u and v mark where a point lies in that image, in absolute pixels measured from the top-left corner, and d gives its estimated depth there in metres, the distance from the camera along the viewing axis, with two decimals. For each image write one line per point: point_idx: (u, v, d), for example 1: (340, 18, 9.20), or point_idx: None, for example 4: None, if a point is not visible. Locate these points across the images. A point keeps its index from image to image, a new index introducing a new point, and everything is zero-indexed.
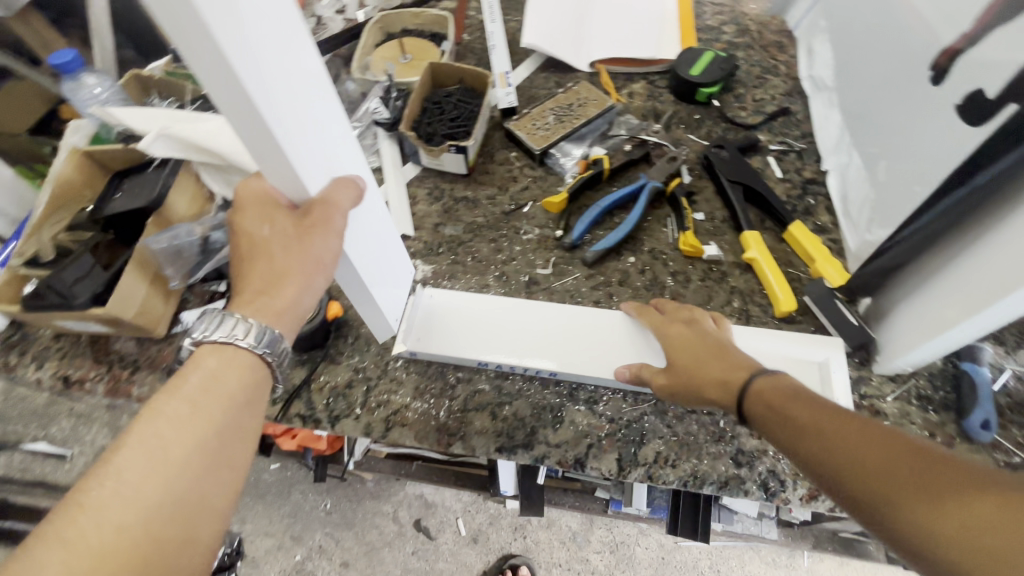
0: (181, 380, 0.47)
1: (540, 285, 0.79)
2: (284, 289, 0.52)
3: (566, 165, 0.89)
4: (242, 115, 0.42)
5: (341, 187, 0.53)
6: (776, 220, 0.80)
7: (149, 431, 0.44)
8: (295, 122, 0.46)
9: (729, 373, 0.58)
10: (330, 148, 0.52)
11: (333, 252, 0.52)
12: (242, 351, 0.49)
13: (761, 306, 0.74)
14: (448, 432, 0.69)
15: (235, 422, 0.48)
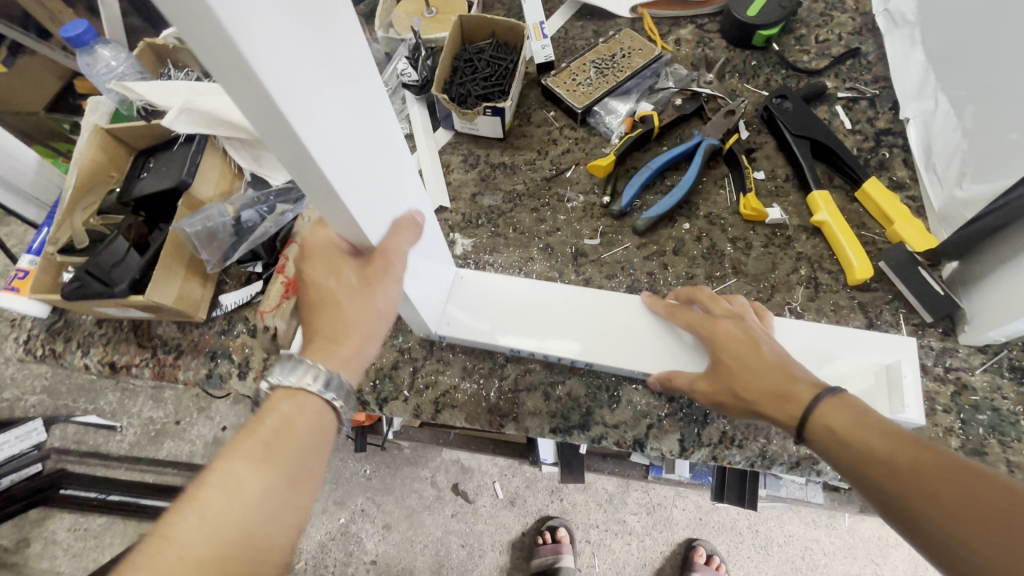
0: (257, 423, 0.46)
1: (588, 256, 0.74)
2: (350, 338, 0.49)
3: (611, 124, 0.82)
4: (288, 152, 0.34)
5: (402, 231, 0.48)
6: (847, 177, 0.73)
7: (228, 473, 0.43)
8: (349, 157, 0.38)
9: (789, 386, 0.52)
10: (385, 177, 0.45)
11: (393, 302, 0.49)
12: (314, 397, 0.48)
13: (831, 274, 0.68)
14: (500, 414, 0.66)
15: (306, 466, 0.46)
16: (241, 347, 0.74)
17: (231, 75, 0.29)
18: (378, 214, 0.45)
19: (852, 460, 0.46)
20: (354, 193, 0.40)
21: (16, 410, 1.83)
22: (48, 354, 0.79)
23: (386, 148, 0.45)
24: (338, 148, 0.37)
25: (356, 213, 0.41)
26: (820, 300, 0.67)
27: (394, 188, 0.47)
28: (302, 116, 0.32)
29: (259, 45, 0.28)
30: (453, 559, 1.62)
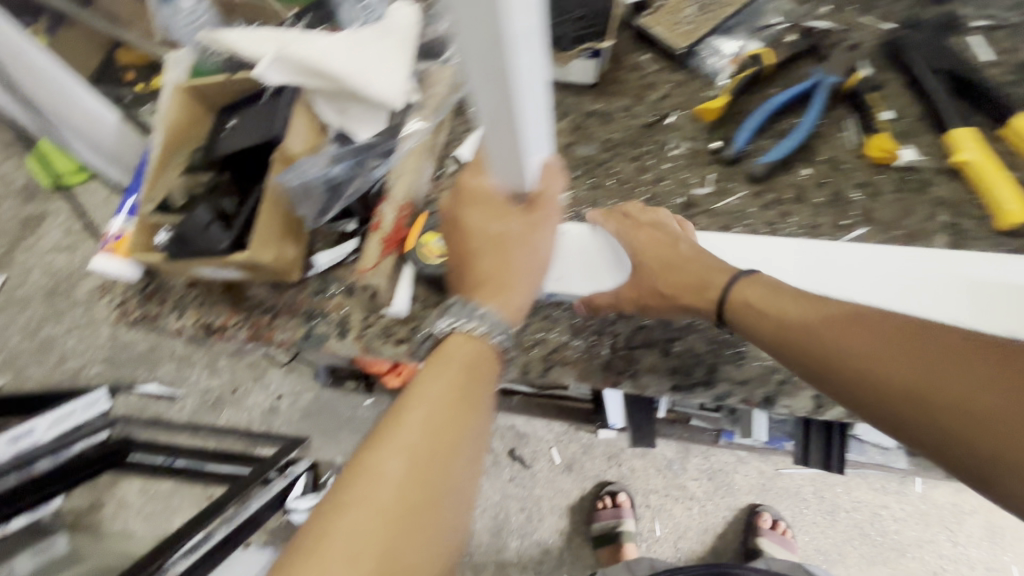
0: (439, 370, 0.51)
1: (699, 207, 0.70)
2: (517, 286, 0.55)
3: (717, 65, 0.77)
4: (480, 36, 0.35)
5: (551, 175, 0.54)
6: (991, 113, 0.66)
7: (423, 417, 0.48)
8: (531, 75, 0.40)
9: (707, 279, 0.60)
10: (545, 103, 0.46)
11: (547, 251, 0.57)
12: (486, 342, 0.53)
13: (975, 219, 0.63)
14: (616, 371, 0.64)
15: (475, 404, 0.51)
16: (339, 307, 0.73)
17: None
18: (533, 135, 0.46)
19: (811, 345, 0.50)
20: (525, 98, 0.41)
21: (80, 380, 1.88)
22: (142, 318, 0.79)
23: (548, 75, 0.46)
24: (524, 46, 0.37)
25: (519, 120, 0.42)
26: (963, 248, 0.62)
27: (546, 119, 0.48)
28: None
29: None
30: (512, 523, 1.63)
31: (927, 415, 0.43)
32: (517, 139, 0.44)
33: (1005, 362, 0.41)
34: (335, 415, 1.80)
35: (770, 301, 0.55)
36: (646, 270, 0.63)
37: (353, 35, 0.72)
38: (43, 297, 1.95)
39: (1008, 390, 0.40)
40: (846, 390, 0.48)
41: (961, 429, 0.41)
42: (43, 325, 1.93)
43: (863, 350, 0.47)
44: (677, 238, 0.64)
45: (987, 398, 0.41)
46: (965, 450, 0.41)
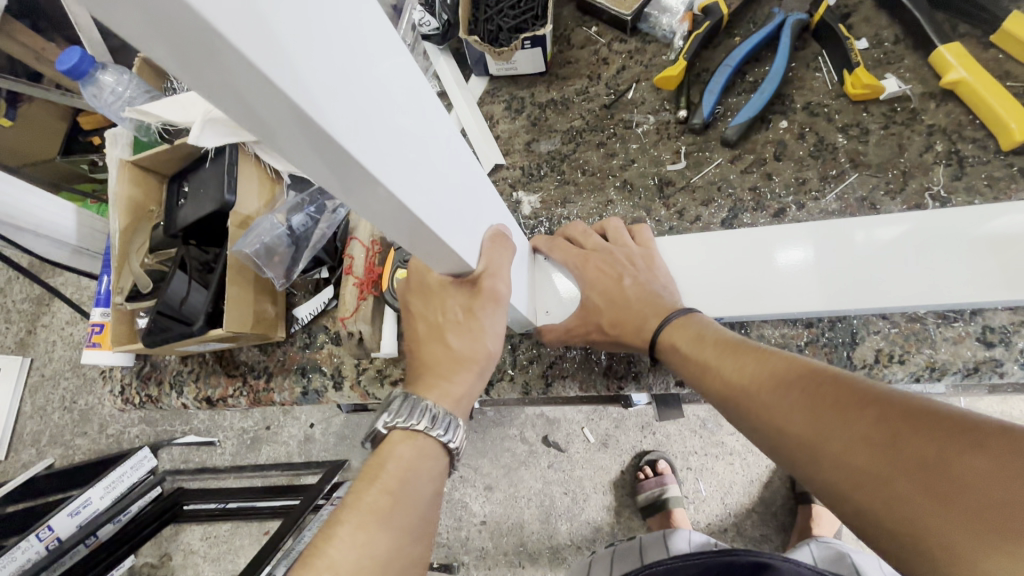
0: (379, 472, 0.47)
1: (676, 184, 0.66)
2: (466, 369, 0.51)
3: (669, 25, 0.70)
4: (360, 192, 0.32)
5: (494, 249, 0.47)
6: (978, 20, 0.60)
7: (360, 525, 0.44)
8: (406, 165, 0.33)
9: (650, 314, 0.57)
10: (464, 191, 0.42)
11: (500, 331, 0.50)
12: (431, 439, 0.49)
13: (975, 142, 0.58)
14: (617, 375, 0.61)
15: (432, 471, 0.49)
16: (330, 358, 0.72)
17: (290, 127, 0.26)
18: (463, 231, 0.42)
19: (725, 378, 0.50)
20: (436, 215, 0.37)
21: (123, 443, 1.89)
22: (145, 401, 0.79)
23: (459, 160, 0.41)
24: (415, 172, 0.34)
25: (421, 217, 0.35)
26: (967, 178, 0.57)
27: (473, 199, 0.44)
28: (369, 146, 0.29)
29: (313, 87, 0.25)
30: (559, 508, 1.64)
31: (836, 477, 0.40)
32: (428, 231, 0.37)
33: (895, 421, 0.38)
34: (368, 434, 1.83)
35: (685, 339, 0.53)
36: (591, 306, 0.60)
37: None
38: (70, 370, 1.92)
39: (884, 454, 0.37)
40: (775, 448, 0.45)
41: (862, 494, 0.38)
42: (78, 397, 1.91)
43: (767, 389, 0.46)
44: (622, 271, 0.60)
45: (880, 461, 0.37)
46: (871, 521, 0.37)
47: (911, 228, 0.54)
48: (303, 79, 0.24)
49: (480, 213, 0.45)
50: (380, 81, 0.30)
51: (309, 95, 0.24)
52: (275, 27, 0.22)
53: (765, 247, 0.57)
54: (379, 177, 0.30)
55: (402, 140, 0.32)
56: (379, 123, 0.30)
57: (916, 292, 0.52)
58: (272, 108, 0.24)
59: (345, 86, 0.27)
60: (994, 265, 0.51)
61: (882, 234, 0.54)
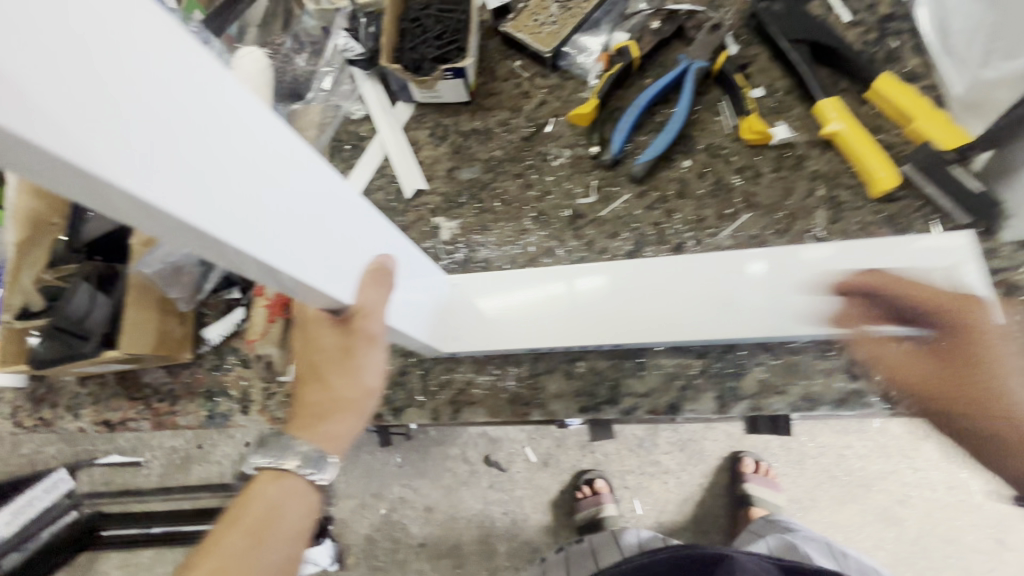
0: (244, 513, 0.49)
1: (586, 217, 0.68)
2: (349, 412, 0.49)
3: (585, 64, 0.74)
4: (193, 238, 0.28)
5: (371, 285, 0.44)
6: (855, 78, 0.66)
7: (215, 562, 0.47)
8: (254, 213, 0.29)
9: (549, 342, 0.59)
10: (332, 224, 0.38)
11: (380, 369, 0.49)
12: (297, 479, 0.50)
13: (851, 190, 0.62)
14: (523, 402, 0.62)
15: (299, 511, 0.50)
16: (238, 381, 0.70)
17: (51, 166, 0.21)
18: (327, 267, 0.38)
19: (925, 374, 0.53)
20: (298, 260, 0.34)
21: (38, 464, 1.76)
22: (39, 424, 0.74)
23: (327, 186, 0.37)
24: (256, 217, 0.30)
25: (276, 266, 0.32)
26: (841, 222, 0.61)
27: (343, 232, 0.40)
28: (177, 192, 0.25)
29: (103, 142, 0.21)
30: (499, 528, 1.64)
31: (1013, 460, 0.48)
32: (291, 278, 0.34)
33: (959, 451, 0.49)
34: None
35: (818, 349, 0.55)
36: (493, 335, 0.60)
37: None
38: None
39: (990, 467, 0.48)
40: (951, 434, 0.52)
41: None
42: None
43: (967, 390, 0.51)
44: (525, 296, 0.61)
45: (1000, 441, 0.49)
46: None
47: (787, 265, 0.59)
48: (44, 119, 0.19)
49: (353, 245, 0.41)
50: (201, 110, 0.25)
51: (95, 151, 0.21)
52: (34, 78, 0.19)
53: (660, 278, 0.61)
54: (196, 227, 0.26)
55: (237, 177, 0.28)
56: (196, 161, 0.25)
57: (788, 323, 0.56)
58: (50, 163, 0.21)
59: (130, 124, 0.22)
60: (856, 302, 0.56)
61: (759, 269, 0.59)
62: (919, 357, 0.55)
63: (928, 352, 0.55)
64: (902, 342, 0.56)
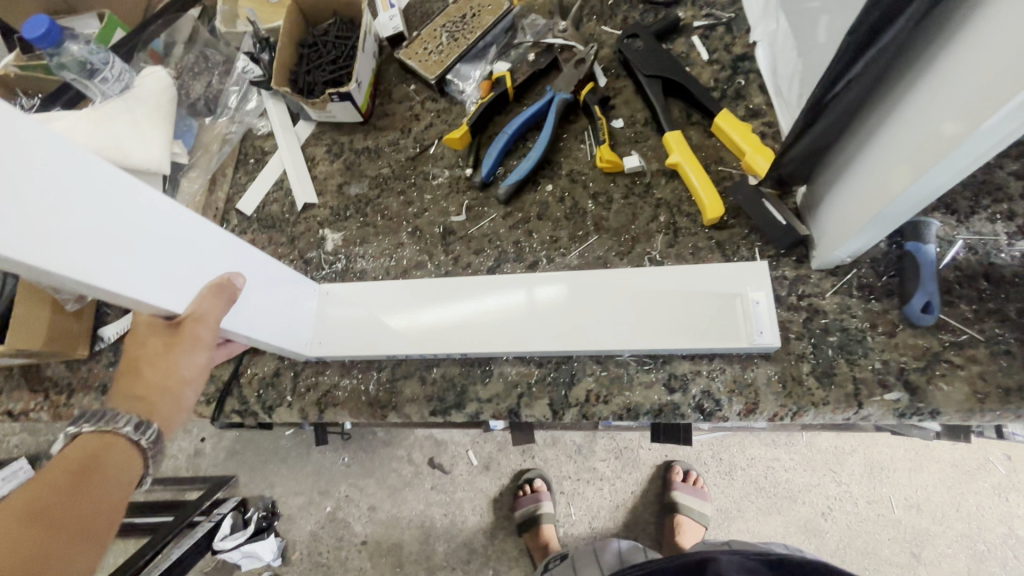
0: (56, 465, 0.47)
1: (456, 234, 0.73)
2: (169, 399, 0.52)
3: (468, 91, 0.79)
4: None
5: (209, 295, 0.50)
6: (703, 113, 0.71)
7: (30, 503, 0.44)
8: (33, 227, 0.35)
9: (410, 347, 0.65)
10: (155, 241, 0.44)
11: (205, 364, 0.52)
12: (121, 439, 0.49)
13: (690, 216, 0.68)
14: (380, 405, 0.67)
15: (106, 479, 0.48)
16: None
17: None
18: (152, 278, 0.44)
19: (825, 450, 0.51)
20: (97, 270, 0.39)
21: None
22: None
23: (148, 208, 0.44)
24: (47, 227, 0.36)
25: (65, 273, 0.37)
26: (677, 246, 0.66)
27: (172, 248, 0.46)
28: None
29: None
30: (438, 528, 1.68)
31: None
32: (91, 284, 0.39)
33: None
34: (259, 450, 1.83)
35: None
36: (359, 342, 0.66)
37: (99, 111, 0.75)
38: None
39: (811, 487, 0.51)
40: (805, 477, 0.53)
41: None
42: None
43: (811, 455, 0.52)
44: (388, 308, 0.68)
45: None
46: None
47: (618, 281, 0.63)
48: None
49: (184, 259, 0.48)
50: None
51: None
52: None
53: (508, 292, 0.66)
54: None
55: (25, 194, 0.35)
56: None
57: (612, 337, 0.61)
58: None
59: None
60: (672, 319, 0.60)
61: (593, 287, 0.64)
62: (728, 373, 0.60)
63: (737, 369, 0.60)
64: (715, 359, 0.61)
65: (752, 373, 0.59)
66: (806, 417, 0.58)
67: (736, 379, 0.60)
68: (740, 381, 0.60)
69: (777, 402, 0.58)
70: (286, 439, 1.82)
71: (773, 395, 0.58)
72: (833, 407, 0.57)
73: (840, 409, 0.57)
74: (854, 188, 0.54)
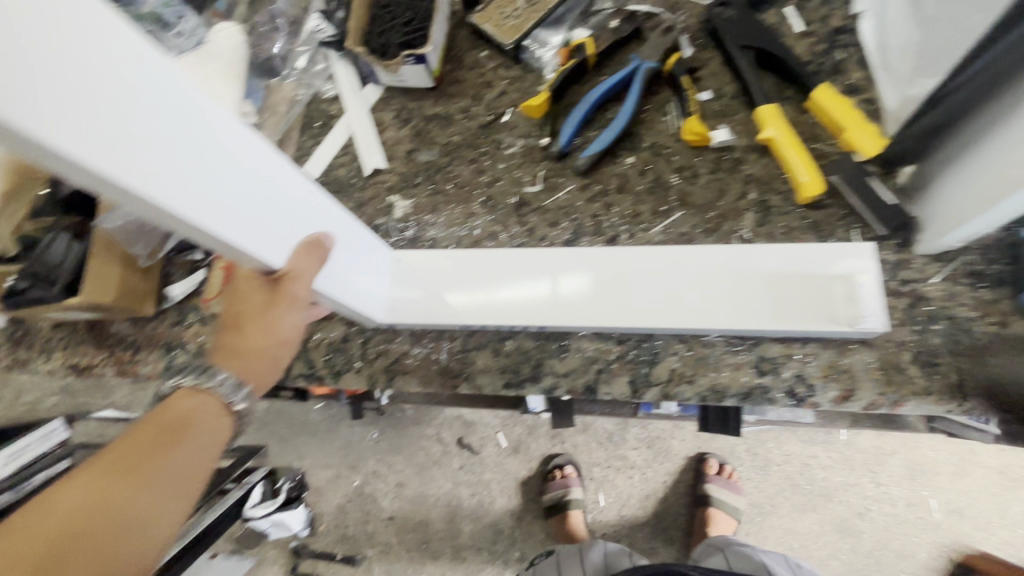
0: (156, 416, 0.49)
1: (531, 205, 0.71)
2: (267, 358, 0.52)
3: (545, 58, 0.77)
4: (111, 190, 0.33)
5: (303, 253, 0.49)
6: (798, 87, 0.67)
7: (124, 454, 0.47)
8: (166, 172, 0.34)
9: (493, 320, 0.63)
10: (260, 193, 0.43)
11: (302, 325, 0.52)
12: (213, 397, 0.50)
13: (781, 194, 0.65)
14: (452, 374, 0.66)
15: (195, 439, 0.49)
16: (196, 336, 0.75)
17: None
18: (256, 231, 0.43)
19: None
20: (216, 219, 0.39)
21: (37, 411, 1.84)
22: (14, 363, 0.80)
23: (255, 157, 0.42)
24: (177, 173, 0.35)
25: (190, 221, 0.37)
26: (768, 224, 0.64)
27: (277, 202, 0.46)
28: (90, 143, 0.30)
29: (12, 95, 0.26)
30: (465, 508, 1.67)
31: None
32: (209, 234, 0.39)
33: None
34: (290, 422, 1.85)
35: None
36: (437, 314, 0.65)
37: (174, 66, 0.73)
38: None
39: None
40: None
41: None
42: None
43: None
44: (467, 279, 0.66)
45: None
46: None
47: (706, 258, 0.61)
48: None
49: (286, 215, 0.47)
50: (126, 88, 0.31)
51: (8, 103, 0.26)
52: None
53: (590, 264, 0.64)
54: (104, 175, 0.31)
55: (157, 137, 0.34)
56: (119, 123, 0.31)
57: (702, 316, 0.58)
58: None
59: (58, 97, 0.28)
60: (767, 300, 0.57)
61: (681, 265, 0.61)
62: (823, 357, 0.57)
63: (832, 354, 0.57)
64: (809, 343, 0.58)
65: (849, 359, 0.57)
66: (905, 407, 0.55)
67: (831, 365, 0.57)
68: (836, 366, 0.57)
69: (875, 389, 0.56)
70: (317, 413, 1.82)
71: (872, 382, 0.56)
72: (937, 399, 0.54)
73: (945, 400, 0.54)
74: (977, 171, 0.50)
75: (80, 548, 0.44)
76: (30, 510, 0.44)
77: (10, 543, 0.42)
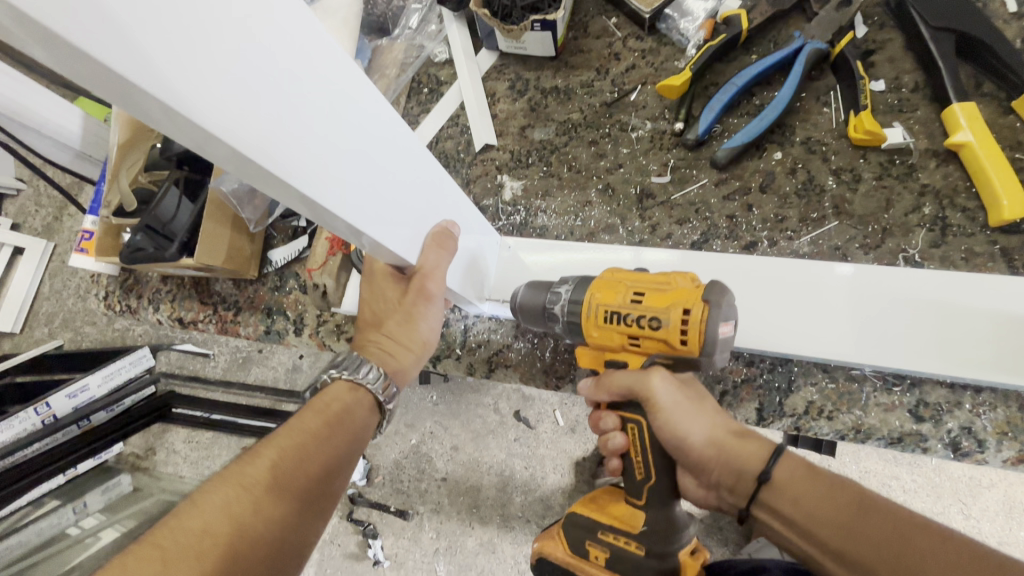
0: (312, 409, 0.46)
1: (655, 198, 0.65)
2: (405, 352, 0.51)
3: (687, 30, 0.67)
4: (271, 184, 0.31)
5: (432, 247, 0.46)
6: (1005, 82, 0.56)
7: (290, 447, 0.43)
8: (324, 164, 0.32)
9: None
10: (397, 181, 0.40)
11: (434, 324, 0.51)
12: (368, 395, 0.49)
13: (965, 212, 0.55)
14: (557, 374, 0.62)
15: (353, 440, 0.47)
16: (295, 304, 0.74)
17: (161, 113, 0.25)
18: (392, 221, 0.40)
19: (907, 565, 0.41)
20: (364, 213, 0.36)
21: None
22: (124, 310, 0.83)
23: (397, 143, 0.39)
24: (335, 165, 0.33)
25: (343, 216, 0.34)
26: (944, 246, 0.55)
27: (414, 189, 0.43)
28: (253, 135, 0.27)
29: (197, 93, 0.24)
30: (518, 479, 1.48)
31: (711, 463, 0.52)
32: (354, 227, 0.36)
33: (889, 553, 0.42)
34: None
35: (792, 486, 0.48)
36: None
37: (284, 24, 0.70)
38: None
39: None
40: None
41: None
42: None
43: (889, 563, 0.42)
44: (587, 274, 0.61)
45: (844, 536, 0.44)
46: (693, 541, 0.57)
47: (867, 281, 0.53)
48: (153, 68, 0.22)
49: (421, 203, 0.44)
50: (294, 74, 0.29)
51: (191, 102, 0.24)
52: (144, 37, 0.22)
53: (723, 273, 0.57)
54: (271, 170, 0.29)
55: (319, 126, 0.31)
56: (287, 114, 0.29)
57: (857, 349, 0.51)
58: (159, 111, 0.24)
59: (235, 89, 0.25)
60: (935, 339, 0.50)
61: (831, 290, 0.53)
62: (1001, 412, 0.50)
63: (1014, 409, 0.50)
64: (984, 391, 0.51)
65: None
66: None
67: (1011, 421, 0.50)
68: (1016, 424, 0.50)
69: None
70: None
71: None
72: None
73: None
74: None
75: (244, 560, 0.37)
76: (179, 514, 0.37)
77: (170, 554, 0.34)
